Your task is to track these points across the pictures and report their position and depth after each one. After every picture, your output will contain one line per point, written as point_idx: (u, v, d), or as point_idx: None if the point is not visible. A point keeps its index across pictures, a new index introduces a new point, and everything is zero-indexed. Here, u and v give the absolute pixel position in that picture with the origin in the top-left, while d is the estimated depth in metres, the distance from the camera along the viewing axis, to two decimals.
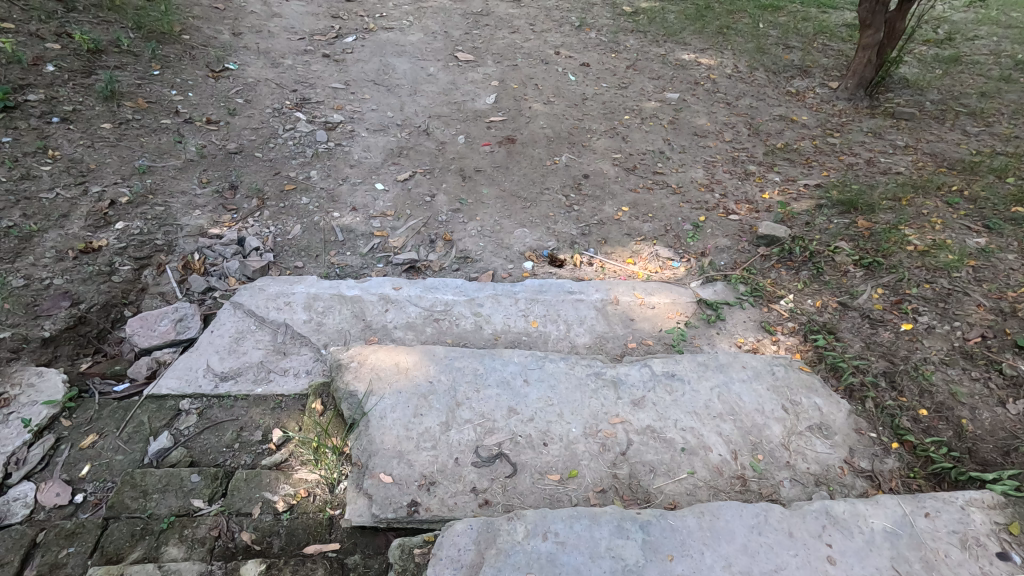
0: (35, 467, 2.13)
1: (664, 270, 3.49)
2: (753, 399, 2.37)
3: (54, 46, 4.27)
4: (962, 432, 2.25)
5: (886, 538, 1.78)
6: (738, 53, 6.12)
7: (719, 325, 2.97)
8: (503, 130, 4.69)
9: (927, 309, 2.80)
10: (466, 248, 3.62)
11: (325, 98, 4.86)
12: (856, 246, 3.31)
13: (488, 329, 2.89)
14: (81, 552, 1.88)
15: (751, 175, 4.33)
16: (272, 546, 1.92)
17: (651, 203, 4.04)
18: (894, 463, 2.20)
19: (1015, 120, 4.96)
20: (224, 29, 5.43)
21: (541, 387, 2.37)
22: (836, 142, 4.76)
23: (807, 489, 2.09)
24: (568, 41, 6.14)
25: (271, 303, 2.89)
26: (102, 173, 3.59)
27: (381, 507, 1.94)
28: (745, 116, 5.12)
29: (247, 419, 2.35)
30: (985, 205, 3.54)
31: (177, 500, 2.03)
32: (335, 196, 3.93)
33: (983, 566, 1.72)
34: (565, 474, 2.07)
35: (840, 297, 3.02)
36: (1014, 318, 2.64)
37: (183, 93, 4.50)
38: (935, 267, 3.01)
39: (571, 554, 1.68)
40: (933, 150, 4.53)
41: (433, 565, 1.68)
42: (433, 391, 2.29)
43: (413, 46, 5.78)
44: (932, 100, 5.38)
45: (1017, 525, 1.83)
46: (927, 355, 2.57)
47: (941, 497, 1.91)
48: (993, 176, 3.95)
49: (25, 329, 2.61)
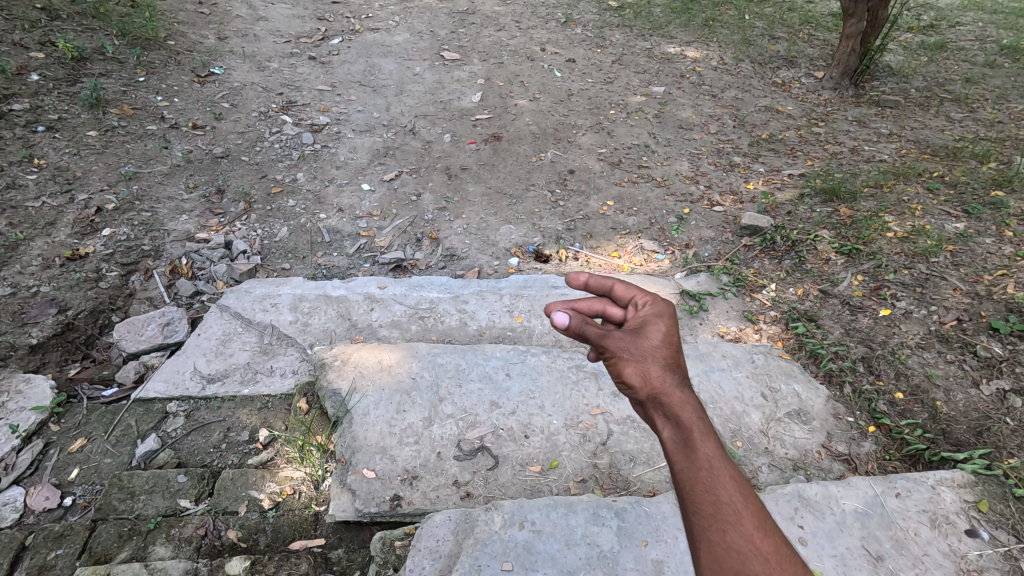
0: (24, 472, 2.15)
1: (648, 263, 3.52)
2: (732, 387, 2.41)
3: (39, 55, 4.29)
4: (937, 413, 2.29)
5: (857, 519, 1.83)
6: (723, 45, 6.14)
7: (701, 316, 3.00)
8: (489, 128, 4.71)
9: (905, 294, 2.83)
10: (452, 246, 3.65)
11: (311, 100, 4.89)
12: (837, 233, 3.33)
13: (472, 325, 2.92)
14: (69, 553, 1.90)
15: (736, 166, 4.36)
16: (258, 543, 1.95)
17: (636, 196, 4.07)
18: (870, 446, 2.23)
19: (999, 105, 4.98)
20: (210, 33, 5.45)
21: (524, 380, 2.40)
22: (821, 132, 4.79)
23: (784, 474, 2.12)
24: (554, 38, 6.16)
25: (258, 305, 2.92)
26: (88, 180, 3.61)
27: (364, 502, 1.97)
28: (730, 107, 5.14)
29: (234, 420, 2.38)
30: (965, 190, 3.57)
31: (164, 501, 2.05)
32: (322, 197, 3.95)
33: (952, 544, 1.77)
34: (546, 465, 2.10)
35: (821, 285, 3.05)
36: (989, 301, 2.69)
37: (169, 98, 4.51)
38: (914, 252, 3.05)
39: (547, 542, 1.72)
40: (917, 137, 4.56)
41: (412, 556, 1.71)
42: (416, 387, 2.33)
43: (400, 46, 5.80)
44: (917, 87, 5.40)
45: (985, 503, 1.88)
46: (904, 339, 2.61)
47: (911, 477, 1.96)
48: (975, 160, 3.98)
49: (13, 337, 2.65)
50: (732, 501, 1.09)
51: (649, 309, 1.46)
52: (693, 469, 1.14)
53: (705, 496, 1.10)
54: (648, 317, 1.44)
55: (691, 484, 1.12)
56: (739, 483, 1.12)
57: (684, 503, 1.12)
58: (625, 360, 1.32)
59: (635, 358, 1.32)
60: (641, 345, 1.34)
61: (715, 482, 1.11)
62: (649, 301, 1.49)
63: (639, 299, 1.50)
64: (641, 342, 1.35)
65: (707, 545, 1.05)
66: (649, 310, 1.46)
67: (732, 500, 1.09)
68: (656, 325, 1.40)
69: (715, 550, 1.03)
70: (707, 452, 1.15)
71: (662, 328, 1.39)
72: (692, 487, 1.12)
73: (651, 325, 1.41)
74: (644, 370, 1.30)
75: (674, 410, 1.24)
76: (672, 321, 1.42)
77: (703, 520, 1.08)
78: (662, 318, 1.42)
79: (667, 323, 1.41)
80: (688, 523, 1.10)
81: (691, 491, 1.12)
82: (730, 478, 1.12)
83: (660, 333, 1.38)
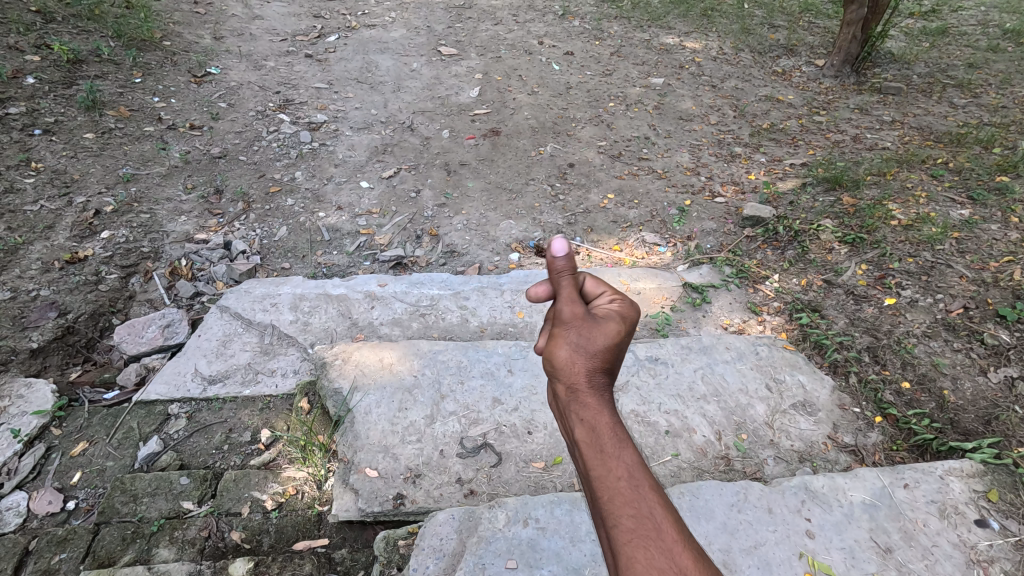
0: (27, 476, 2.15)
1: (650, 256, 3.50)
2: (737, 379, 2.39)
3: (34, 58, 4.28)
4: (945, 403, 2.26)
5: (865, 510, 1.81)
6: (722, 35, 6.08)
7: (704, 308, 2.98)
8: (487, 123, 4.68)
9: (910, 283, 2.81)
10: (452, 243, 3.63)
11: (308, 98, 4.86)
12: (840, 223, 3.30)
13: (474, 322, 2.91)
14: (73, 557, 1.89)
15: (737, 156, 4.32)
16: (261, 545, 1.93)
17: (636, 188, 4.04)
18: (877, 436, 2.21)
19: (1003, 90, 4.92)
20: (205, 33, 5.42)
21: (526, 376, 2.39)
22: (822, 120, 4.74)
23: (791, 466, 2.10)
24: (551, 31, 6.11)
25: (258, 305, 2.91)
26: (86, 183, 3.60)
27: (367, 501, 1.95)
28: (730, 97, 5.10)
29: (236, 421, 2.37)
30: (970, 176, 3.53)
31: (167, 503, 2.04)
32: (321, 196, 3.93)
33: (962, 534, 1.75)
34: (550, 461, 2.09)
35: (825, 275, 3.02)
36: (995, 288, 2.66)
37: (166, 99, 4.49)
38: (918, 240, 3.01)
39: (552, 539, 1.71)
40: (920, 123, 4.51)
41: (416, 555, 1.70)
42: (418, 385, 2.32)
43: (396, 42, 5.76)
44: (919, 73, 5.35)
45: (995, 492, 1.86)
46: (910, 328, 2.58)
47: (919, 468, 1.94)
48: (980, 146, 3.93)
49: (13, 341, 2.63)
50: (651, 513, 1.13)
51: (613, 307, 1.40)
52: (610, 480, 1.18)
53: (624, 510, 1.14)
54: (610, 309, 1.39)
55: (610, 495, 1.16)
56: (656, 495, 1.16)
57: (602, 512, 1.16)
58: (561, 348, 1.35)
59: (574, 348, 1.34)
60: (587, 337, 1.34)
61: (634, 495, 1.15)
62: (617, 298, 1.41)
63: (612, 292, 1.42)
64: (591, 334, 1.34)
65: (625, 557, 1.08)
66: (614, 306, 1.40)
67: (651, 513, 1.13)
68: (611, 321, 1.37)
69: (633, 564, 1.07)
70: (625, 464, 1.19)
71: (615, 326, 1.36)
72: (609, 499, 1.16)
73: (604, 319, 1.37)
74: (576, 367, 1.32)
75: (594, 417, 1.27)
76: (631, 326, 1.38)
77: (621, 532, 1.11)
78: (621, 316, 1.38)
79: (623, 324, 1.37)
80: (606, 533, 1.14)
81: (609, 504, 1.16)
82: (647, 489, 1.16)
83: (613, 330, 1.35)
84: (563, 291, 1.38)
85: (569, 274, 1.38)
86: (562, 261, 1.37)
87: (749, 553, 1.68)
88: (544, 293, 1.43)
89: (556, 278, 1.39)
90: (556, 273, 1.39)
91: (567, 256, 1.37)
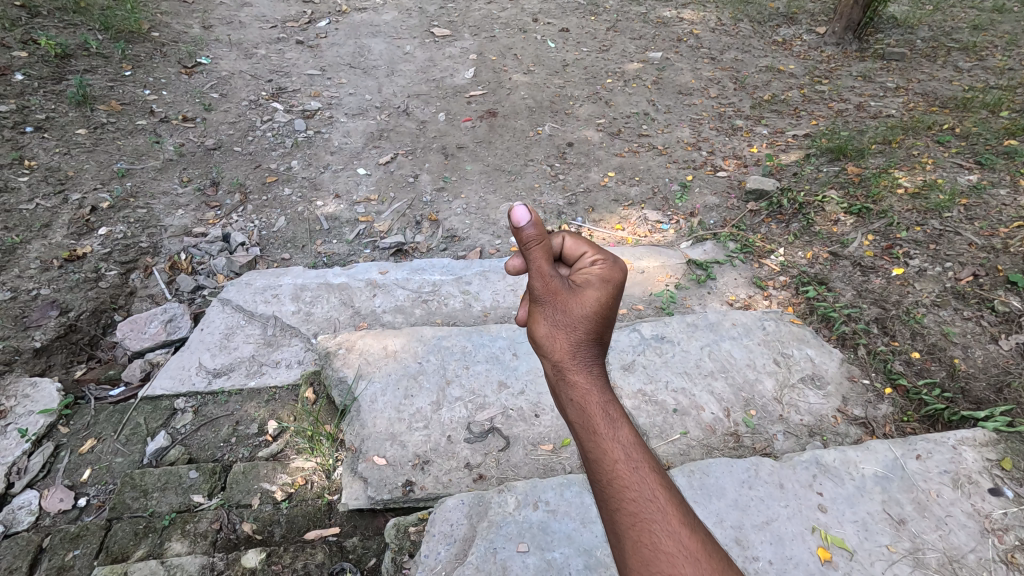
0: (37, 475, 2.15)
1: (652, 234, 3.45)
2: (743, 355, 2.37)
3: (22, 54, 4.21)
4: (955, 371, 2.24)
5: (877, 482, 1.80)
6: (721, 5, 5.96)
7: (708, 285, 2.94)
8: (484, 104, 4.60)
9: (918, 252, 2.76)
10: (453, 228, 3.59)
11: (301, 85, 4.79)
12: (845, 194, 3.25)
13: (476, 306, 2.88)
14: (87, 553, 1.88)
15: (739, 130, 4.25)
16: (273, 535, 1.93)
17: (637, 165, 3.99)
18: (887, 408, 2.19)
19: (1009, 52, 4.80)
20: (194, 22, 5.33)
21: (530, 359, 2.37)
22: (825, 90, 4.65)
23: (800, 441, 2.08)
24: (545, 8, 5.98)
25: (259, 297, 2.89)
26: (80, 180, 3.56)
27: (376, 489, 1.94)
28: (730, 69, 5.00)
29: (242, 413, 2.37)
30: (977, 141, 3.46)
31: (178, 497, 2.03)
32: (318, 184, 3.89)
33: (976, 504, 1.74)
34: (559, 444, 2.08)
35: (831, 247, 2.98)
36: (1005, 254, 2.61)
37: (157, 92, 4.42)
38: (926, 209, 2.96)
39: (562, 522, 1.70)
40: (924, 89, 4.41)
41: (426, 542, 1.70)
42: (422, 372, 2.30)
43: (388, 25, 5.67)
44: (922, 37, 5.23)
45: (1009, 461, 1.84)
46: (919, 298, 2.55)
47: (931, 438, 1.92)
48: (987, 110, 3.84)
49: (16, 342, 2.62)
50: (654, 497, 1.12)
51: (595, 271, 1.36)
52: (608, 462, 1.17)
53: (626, 494, 1.13)
54: (592, 274, 1.36)
55: (609, 480, 1.15)
56: (655, 476, 1.15)
57: (605, 499, 1.14)
58: (540, 324, 1.34)
59: (553, 322, 1.33)
60: (566, 310, 1.32)
61: (633, 478, 1.14)
62: (599, 260, 1.38)
63: (591, 256, 1.39)
64: (569, 306, 1.32)
65: (632, 543, 1.08)
66: (597, 270, 1.37)
67: (652, 495, 1.12)
68: (591, 289, 1.34)
69: (640, 550, 1.07)
70: (622, 445, 1.19)
71: (596, 293, 1.34)
72: (609, 484, 1.15)
73: (585, 287, 1.35)
74: (559, 342, 1.32)
75: (584, 395, 1.27)
76: (614, 292, 1.36)
77: (626, 517, 1.10)
78: (604, 281, 1.35)
79: (607, 289, 1.35)
80: (610, 519, 1.13)
81: (610, 488, 1.14)
82: (646, 470, 1.15)
83: (594, 299, 1.33)
84: (535, 265, 1.31)
85: (538, 245, 1.28)
86: (529, 231, 1.27)
87: (761, 529, 1.67)
88: (521, 265, 1.42)
89: (523, 251, 1.30)
90: (524, 244, 1.29)
91: (531, 224, 1.27)
